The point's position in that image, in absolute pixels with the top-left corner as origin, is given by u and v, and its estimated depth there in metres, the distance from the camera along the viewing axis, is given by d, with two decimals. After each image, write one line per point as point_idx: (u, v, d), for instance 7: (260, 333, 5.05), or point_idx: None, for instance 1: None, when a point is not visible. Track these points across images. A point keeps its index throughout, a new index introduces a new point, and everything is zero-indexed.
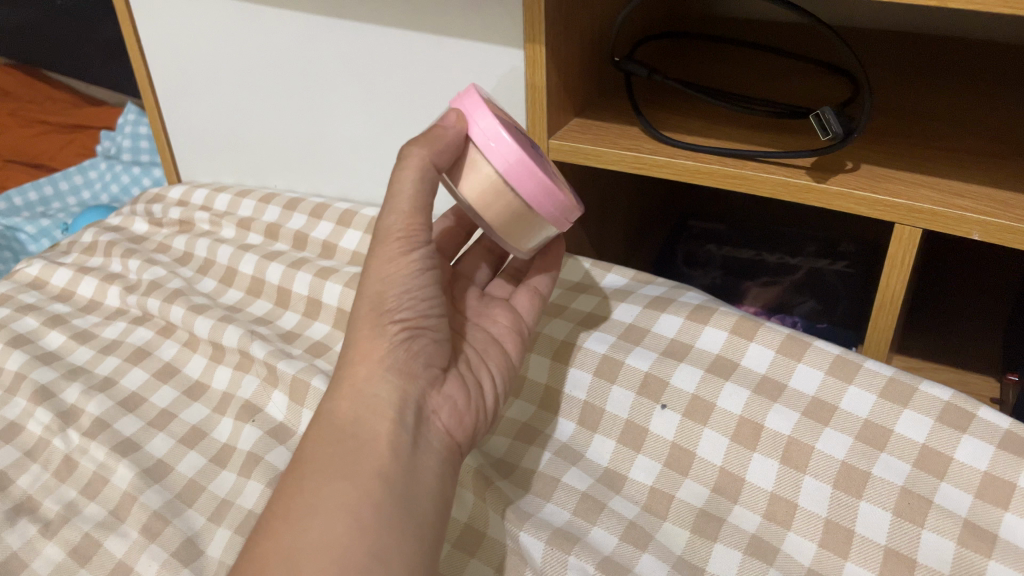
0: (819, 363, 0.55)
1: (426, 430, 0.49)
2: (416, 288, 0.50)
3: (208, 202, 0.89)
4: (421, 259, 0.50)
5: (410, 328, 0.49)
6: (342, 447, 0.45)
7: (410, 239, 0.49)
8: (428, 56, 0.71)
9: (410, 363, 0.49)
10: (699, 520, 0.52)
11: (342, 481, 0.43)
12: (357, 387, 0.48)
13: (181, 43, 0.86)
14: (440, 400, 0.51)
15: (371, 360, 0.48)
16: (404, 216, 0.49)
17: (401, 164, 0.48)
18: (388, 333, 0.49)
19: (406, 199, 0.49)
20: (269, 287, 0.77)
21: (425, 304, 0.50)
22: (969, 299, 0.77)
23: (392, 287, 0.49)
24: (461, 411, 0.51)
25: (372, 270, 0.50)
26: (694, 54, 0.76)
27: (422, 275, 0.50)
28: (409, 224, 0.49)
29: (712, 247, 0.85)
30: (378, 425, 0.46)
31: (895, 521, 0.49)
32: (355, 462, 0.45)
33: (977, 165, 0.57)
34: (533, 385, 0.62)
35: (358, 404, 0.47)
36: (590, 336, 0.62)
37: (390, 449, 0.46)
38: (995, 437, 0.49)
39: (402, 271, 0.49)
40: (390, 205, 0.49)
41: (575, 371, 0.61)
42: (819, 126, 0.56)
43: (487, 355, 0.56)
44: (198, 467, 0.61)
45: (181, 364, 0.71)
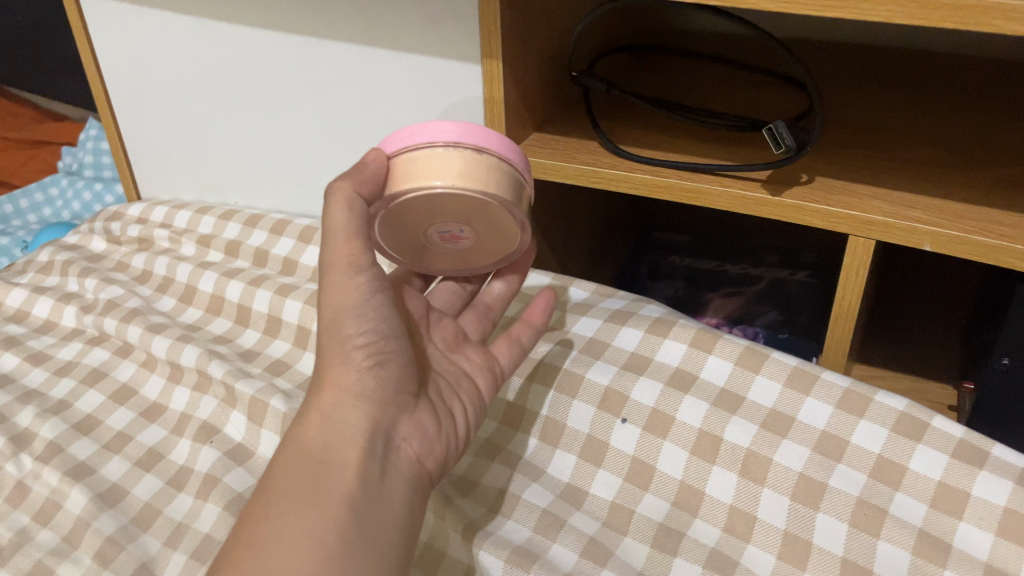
0: (777, 375, 0.56)
1: (394, 457, 0.48)
2: (372, 311, 0.49)
3: (168, 220, 0.88)
4: (369, 281, 0.49)
5: (374, 354, 0.48)
6: (309, 474, 0.44)
7: (360, 264, 0.49)
8: (387, 71, 0.71)
9: (377, 391, 0.48)
10: (659, 534, 0.52)
11: (310, 509, 0.43)
12: (325, 413, 0.47)
13: (138, 59, 0.85)
14: (408, 427, 0.49)
15: (338, 387, 0.47)
16: (343, 242, 0.48)
17: (327, 202, 0.49)
18: (351, 360, 0.48)
19: (345, 228, 0.48)
20: (229, 306, 0.76)
21: (387, 327, 0.49)
22: (927, 308, 0.78)
23: (348, 313, 0.48)
24: (430, 438, 0.50)
25: (326, 299, 0.49)
26: (652, 68, 0.76)
27: (376, 299, 0.49)
28: (354, 250, 0.48)
29: (674, 259, 0.86)
30: (346, 452, 0.45)
31: (851, 532, 0.49)
32: (322, 489, 0.44)
33: (928, 177, 0.57)
34: (499, 402, 0.62)
35: (326, 429, 0.46)
36: (553, 352, 0.62)
37: (358, 476, 0.45)
38: (948, 446, 0.50)
39: (356, 295, 0.48)
40: (330, 239, 0.49)
41: (540, 387, 0.61)
42: (772, 139, 0.56)
43: (456, 383, 0.55)
44: (154, 490, 0.60)
45: (139, 385, 0.70)
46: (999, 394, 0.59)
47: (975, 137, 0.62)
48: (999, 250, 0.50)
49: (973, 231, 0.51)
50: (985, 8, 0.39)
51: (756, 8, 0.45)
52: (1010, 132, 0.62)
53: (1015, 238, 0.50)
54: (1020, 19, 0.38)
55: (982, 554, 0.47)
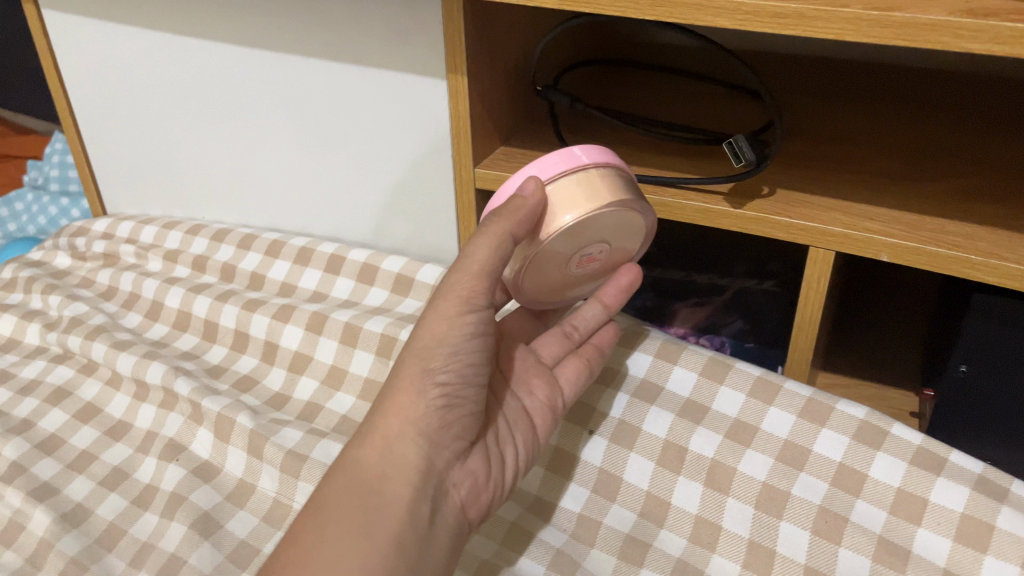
0: (741, 385, 0.56)
1: (443, 502, 0.47)
2: (465, 353, 0.47)
3: (133, 235, 0.88)
4: (476, 322, 0.48)
5: (452, 395, 0.47)
6: (362, 506, 0.43)
7: (472, 302, 0.47)
8: (353, 86, 0.71)
9: (443, 432, 0.46)
10: (625, 546, 0.53)
11: (360, 543, 0.42)
12: (387, 442, 0.45)
13: (102, 73, 0.84)
14: (462, 473, 0.48)
15: (408, 417, 0.45)
16: (471, 277, 0.47)
17: (475, 236, 0.47)
18: (429, 396, 0.46)
19: (478, 263, 0.47)
20: (196, 321, 0.75)
21: (471, 370, 0.47)
22: (890, 316, 0.79)
23: (444, 350, 0.46)
24: (480, 486, 0.49)
25: (426, 323, 0.47)
26: (618, 82, 0.77)
27: (474, 341, 0.47)
28: (472, 287, 0.47)
29: (641, 270, 0.84)
30: (400, 489, 0.44)
31: (813, 540, 0.50)
32: (373, 525, 0.43)
33: (888, 189, 0.58)
34: (552, 449, 0.58)
35: (388, 463, 0.45)
36: (616, 402, 0.58)
37: (409, 519, 0.44)
38: (906, 454, 0.50)
39: (457, 333, 0.47)
40: (461, 266, 0.47)
41: (596, 440, 0.58)
42: (733, 153, 0.57)
43: (516, 423, 0.53)
44: (119, 509, 0.59)
45: (104, 403, 0.69)
46: (958, 400, 0.61)
47: (934, 149, 0.63)
48: (954, 260, 0.51)
49: (929, 242, 0.52)
50: (934, 27, 0.40)
51: (715, 26, 0.45)
52: (967, 143, 0.64)
53: (970, 248, 0.51)
54: (969, 37, 0.39)
55: (941, 560, 0.48)
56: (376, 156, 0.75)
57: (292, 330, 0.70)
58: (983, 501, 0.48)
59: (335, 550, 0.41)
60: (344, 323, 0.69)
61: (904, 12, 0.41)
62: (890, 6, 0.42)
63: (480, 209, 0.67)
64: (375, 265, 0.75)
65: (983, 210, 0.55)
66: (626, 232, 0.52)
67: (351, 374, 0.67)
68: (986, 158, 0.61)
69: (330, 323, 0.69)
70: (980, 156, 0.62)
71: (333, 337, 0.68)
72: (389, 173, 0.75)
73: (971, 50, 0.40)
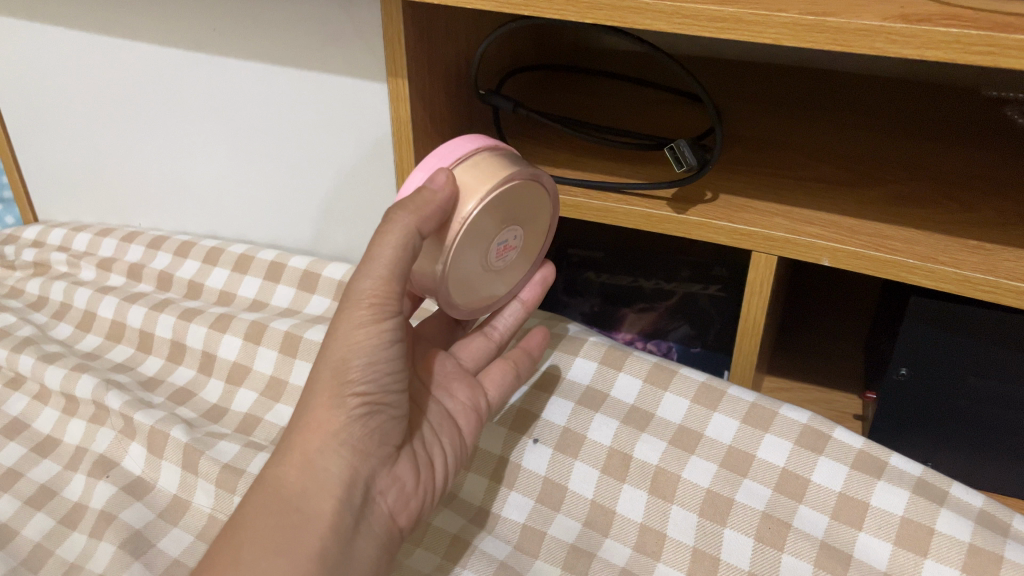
0: (684, 391, 0.56)
1: (369, 512, 0.46)
2: (383, 361, 0.45)
3: (66, 243, 0.85)
4: (394, 328, 0.45)
5: (372, 404, 0.45)
6: (281, 522, 0.42)
7: (385, 307, 0.44)
8: (290, 89, 0.70)
9: (364, 441, 0.45)
10: (570, 556, 0.52)
11: (279, 559, 0.41)
12: (307, 456, 0.44)
13: (30, 77, 0.81)
14: (388, 480, 0.47)
15: (325, 433, 0.44)
16: (380, 282, 0.43)
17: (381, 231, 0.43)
18: (348, 407, 0.44)
19: (384, 265, 0.43)
20: (130, 332, 0.73)
21: (390, 377, 0.45)
22: (834, 320, 0.80)
23: (359, 359, 0.44)
24: (408, 493, 0.48)
25: (337, 335, 0.44)
26: (564, 87, 0.77)
27: (391, 346, 0.45)
28: (385, 292, 0.44)
29: (590, 275, 0.83)
30: (322, 502, 0.43)
31: (756, 546, 0.50)
32: (292, 540, 0.42)
33: (828, 194, 0.59)
34: (486, 454, 0.58)
35: (308, 477, 0.44)
36: (548, 404, 0.58)
37: (331, 532, 0.43)
38: (848, 457, 0.51)
39: (372, 341, 0.44)
40: (368, 268, 0.43)
41: (530, 443, 0.57)
42: (674, 157, 0.58)
43: (441, 427, 0.52)
44: (45, 530, 0.57)
45: (32, 419, 0.66)
46: (897, 403, 0.61)
47: (872, 153, 0.64)
48: (892, 264, 0.51)
49: (867, 246, 0.52)
50: (868, 32, 0.40)
51: (652, 30, 0.45)
52: (905, 148, 0.64)
53: (908, 252, 0.51)
54: (901, 42, 0.39)
55: (882, 564, 0.48)
56: (316, 162, 0.73)
57: (230, 340, 0.68)
58: (922, 504, 0.48)
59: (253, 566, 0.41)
60: (283, 332, 0.67)
61: (838, 17, 0.41)
62: (824, 12, 0.42)
63: None
64: (316, 273, 0.73)
65: (920, 214, 0.55)
66: (534, 209, 0.49)
67: (290, 385, 0.65)
68: (922, 163, 0.62)
69: (269, 332, 0.67)
70: (916, 161, 0.62)
71: (272, 346, 0.67)
72: (330, 178, 0.74)
73: (904, 55, 0.40)
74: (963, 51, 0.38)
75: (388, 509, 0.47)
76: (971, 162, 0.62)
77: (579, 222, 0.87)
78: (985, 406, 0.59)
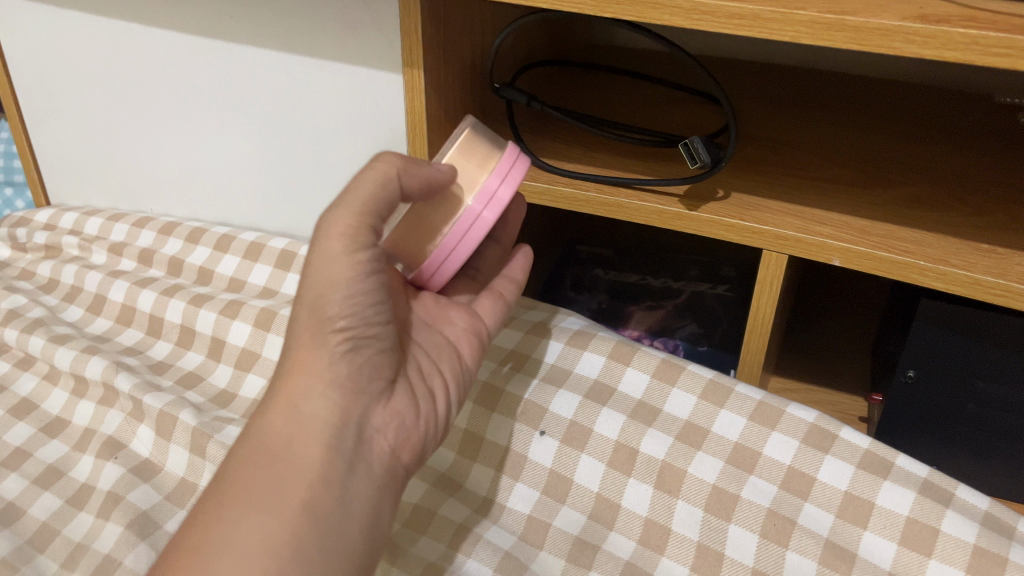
0: (693, 388, 0.56)
1: (364, 450, 0.46)
2: (360, 294, 0.46)
3: (78, 226, 0.85)
4: (369, 261, 0.47)
5: (354, 339, 0.46)
6: (268, 472, 0.43)
7: (355, 242, 0.46)
8: (304, 80, 0.70)
9: (353, 378, 0.46)
10: (575, 548, 0.52)
11: (263, 512, 0.41)
12: (293, 403, 0.45)
13: (45, 61, 0.82)
14: (384, 416, 0.48)
15: (311, 374, 0.45)
16: (352, 212, 0.45)
17: (369, 167, 0.46)
18: (329, 344, 0.46)
19: (361, 198, 0.46)
20: (140, 316, 0.73)
21: (371, 311, 0.47)
22: (841, 320, 0.80)
23: (336, 292, 0.46)
24: (407, 427, 0.49)
25: (310, 273, 0.46)
26: (576, 83, 0.77)
27: (368, 279, 0.47)
28: (358, 225, 0.46)
29: (598, 272, 0.84)
30: (309, 449, 0.44)
31: (761, 543, 0.50)
32: (278, 489, 0.42)
33: (839, 194, 0.59)
34: (492, 445, 0.58)
35: (295, 422, 0.44)
36: (555, 396, 0.58)
37: (319, 475, 0.43)
38: (854, 457, 0.51)
39: (347, 273, 0.46)
40: (341, 202, 0.46)
41: (539, 435, 0.57)
42: (688, 154, 0.58)
43: (442, 356, 0.53)
44: (52, 509, 0.57)
45: (41, 400, 0.67)
46: (904, 405, 0.62)
47: (883, 155, 0.64)
48: (904, 266, 0.51)
49: (878, 247, 0.52)
50: (887, 32, 0.40)
51: (671, 25, 0.45)
52: (915, 150, 0.64)
53: (919, 254, 0.51)
54: (919, 43, 0.40)
55: (886, 563, 0.48)
56: (329, 150, 0.73)
57: (239, 326, 0.68)
58: (927, 504, 0.49)
59: (237, 521, 0.41)
60: None
61: (857, 16, 0.41)
62: (843, 10, 0.42)
63: None
64: None
65: (932, 217, 0.56)
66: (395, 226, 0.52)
67: None
68: (933, 166, 0.62)
69: (278, 319, 0.68)
70: (926, 164, 0.62)
71: (280, 333, 0.67)
72: (342, 168, 0.74)
73: (922, 55, 0.40)
74: (981, 52, 0.39)
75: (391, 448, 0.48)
76: (983, 166, 0.62)
77: (602, 226, 0.93)
78: (991, 410, 0.59)
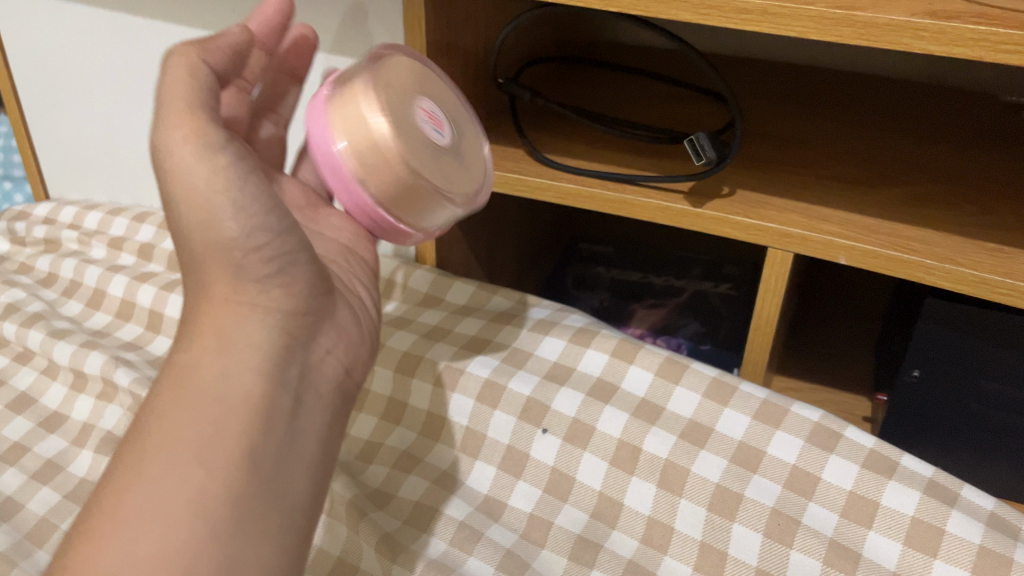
0: (696, 386, 0.56)
1: (308, 369, 0.44)
2: (250, 203, 0.41)
3: (78, 220, 0.85)
4: (235, 162, 0.41)
5: (272, 260, 0.43)
6: (196, 419, 0.39)
7: (213, 143, 0.41)
8: (307, 73, 0.69)
9: (282, 299, 0.43)
10: (577, 547, 0.52)
11: (196, 463, 0.38)
12: (222, 337, 0.42)
13: (46, 53, 0.81)
14: (327, 336, 0.46)
15: (230, 305, 0.43)
16: (185, 114, 0.41)
17: (165, 73, 0.43)
18: (241, 269, 0.42)
19: (181, 98, 0.41)
20: (140, 311, 0.73)
21: (275, 221, 0.42)
22: (844, 319, 0.80)
23: (221, 210, 0.41)
24: (351, 337, 0.48)
25: (175, 191, 0.41)
26: (580, 79, 0.76)
27: (246, 181, 0.41)
28: (201, 126, 0.41)
29: (600, 270, 0.86)
30: (243, 386, 0.40)
31: (764, 542, 0.50)
32: (213, 436, 0.39)
33: (844, 191, 0.58)
34: (495, 445, 0.57)
35: (225, 359, 0.41)
36: (558, 393, 0.58)
37: (254, 411, 0.40)
38: (859, 456, 0.51)
39: (224, 181, 0.41)
40: (168, 116, 0.41)
41: (542, 433, 0.57)
42: (693, 150, 0.57)
43: (344, 261, 0.52)
44: (51, 504, 0.57)
45: (39, 394, 0.66)
46: (909, 405, 0.61)
47: (887, 153, 0.64)
48: (910, 265, 0.51)
49: (883, 246, 0.52)
50: (897, 28, 0.40)
51: (678, 20, 0.45)
52: (920, 148, 0.64)
53: (924, 253, 0.51)
54: (929, 39, 0.39)
55: (891, 563, 0.48)
56: None
57: None
58: (933, 504, 0.48)
59: (163, 473, 0.37)
60: None
61: (866, 12, 0.40)
62: (851, 5, 0.41)
63: None
64: None
65: (938, 215, 0.55)
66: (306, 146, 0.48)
67: None
68: (939, 165, 0.62)
69: None
70: (931, 162, 0.62)
71: None
72: None
73: (932, 52, 0.40)
74: (992, 49, 0.38)
75: (331, 369, 0.46)
76: (987, 165, 0.61)
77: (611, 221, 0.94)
78: (996, 410, 0.59)
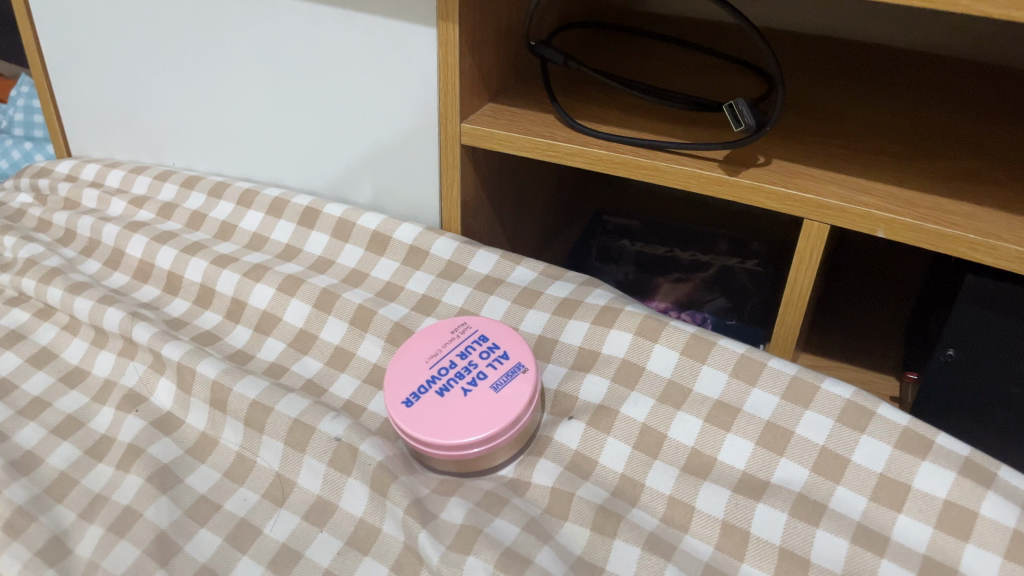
0: (723, 365, 0.54)
1: None
2: None
3: (99, 179, 0.84)
4: None
5: None
6: None
7: None
8: (334, 31, 0.68)
9: None
10: (598, 517, 0.50)
11: None
12: None
13: (71, 8, 0.80)
14: None
15: None
16: None
17: None
18: None
19: None
20: (158, 272, 0.72)
21: None
22: (871, 299, 0.78)
23: None
24: None
25: None
26: (610, 46, 0.75)
27: None
28: None
29: (624, 244, 0.85)
30: None
31: (790, 522, 0.49)
32: None
33: (884, 164, 0.57)
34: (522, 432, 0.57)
35: None
36: (583, 384, 0.58)
37: None
38: (892, 437, 0.50)
39: None
40: None
41: (570, 420, 0.56)
42: (732, 116, 0.56)
43: None
44: (70, 459, 0.57)
45: (59, 349, 0.66)
46: (940, 385, 0.60)
47: (924, 128, 0.62)
48: (953, 239, 0.49)
49: (926, 219, 0.51)
50: None
51: None
52: (959, 125, 0.63)
53: (969, 227, 0.50)
54: None
55: (921, 547, 0.47)
56: (355, 111, 0.72)
57: (262, 288, 0.67)
58: (968, 486, 0.47)
59: None
60: (320, 288, 0.66)
61: None
62: None
63: (464, 166, 0.68)
64: (351, 221, 0.71)
65: (981, 190, 0.54)
66: None
67: (320, 340, 0.64)
68: (980, 141, 0.60)
69: (305, 286, 0.66)
70: (970, 139, 0.60)
71: (304, 302, 0.66)
72: (368, 126, 0.72)
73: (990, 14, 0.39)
74: None
75: None
76: None
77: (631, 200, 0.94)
78: None
